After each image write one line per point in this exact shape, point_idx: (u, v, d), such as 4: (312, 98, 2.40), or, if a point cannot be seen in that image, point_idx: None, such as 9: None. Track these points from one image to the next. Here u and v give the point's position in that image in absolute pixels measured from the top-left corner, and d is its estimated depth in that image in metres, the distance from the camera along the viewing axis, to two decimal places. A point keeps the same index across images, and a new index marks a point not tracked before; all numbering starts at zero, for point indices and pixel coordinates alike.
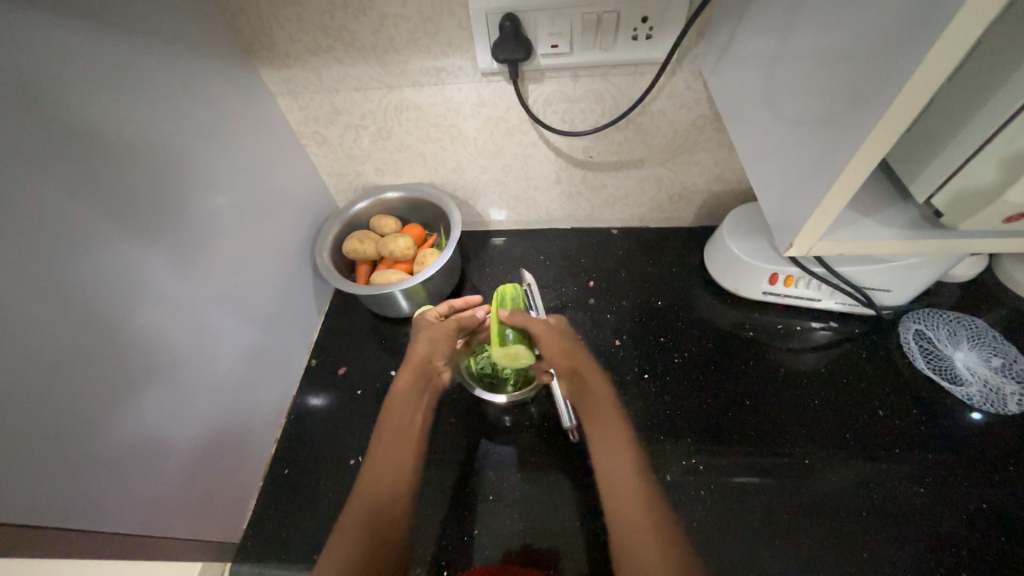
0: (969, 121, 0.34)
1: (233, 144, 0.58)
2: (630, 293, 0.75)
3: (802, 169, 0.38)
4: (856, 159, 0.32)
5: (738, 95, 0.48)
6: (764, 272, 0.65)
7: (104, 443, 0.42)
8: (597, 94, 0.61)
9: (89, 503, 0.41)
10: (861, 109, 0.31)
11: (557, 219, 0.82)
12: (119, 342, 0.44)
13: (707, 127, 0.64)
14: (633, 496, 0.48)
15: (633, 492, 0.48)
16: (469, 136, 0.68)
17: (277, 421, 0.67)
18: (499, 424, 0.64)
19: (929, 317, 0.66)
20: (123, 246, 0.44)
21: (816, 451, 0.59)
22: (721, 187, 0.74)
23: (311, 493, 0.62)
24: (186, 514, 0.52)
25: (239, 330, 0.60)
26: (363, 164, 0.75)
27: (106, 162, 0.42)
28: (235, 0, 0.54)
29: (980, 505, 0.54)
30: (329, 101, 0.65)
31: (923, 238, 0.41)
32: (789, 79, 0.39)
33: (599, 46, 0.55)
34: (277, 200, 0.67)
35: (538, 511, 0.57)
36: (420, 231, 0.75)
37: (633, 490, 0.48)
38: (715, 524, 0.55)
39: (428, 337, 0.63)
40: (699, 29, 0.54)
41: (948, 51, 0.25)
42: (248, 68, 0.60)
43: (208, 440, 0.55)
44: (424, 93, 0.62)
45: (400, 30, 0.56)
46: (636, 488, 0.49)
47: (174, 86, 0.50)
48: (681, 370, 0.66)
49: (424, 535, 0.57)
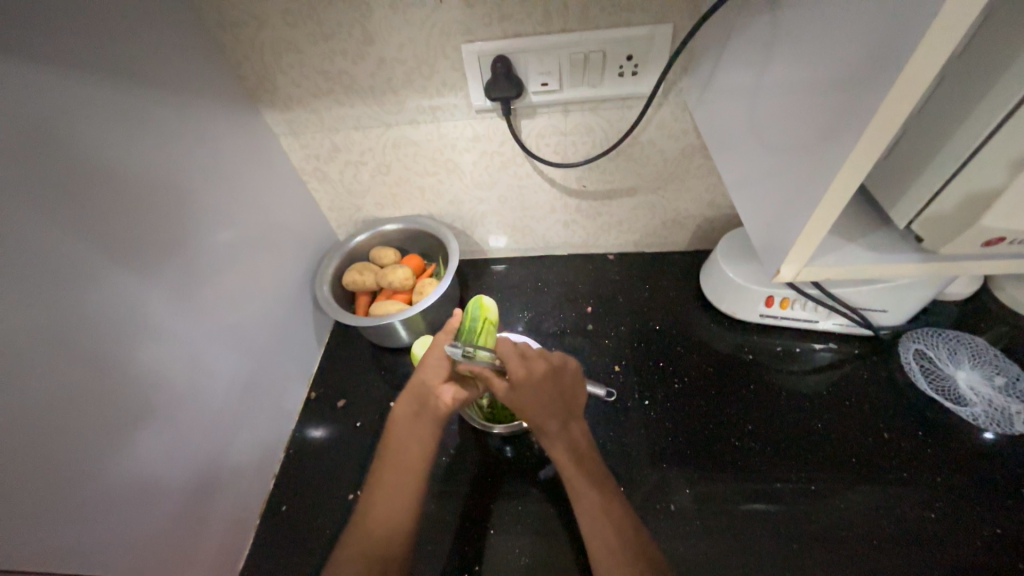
0: (942, 150, 0.36)
1: (235, 181, 0.60)
2: (628, 318, 0.76)
3: (784, 197, 0.39)
4: (833, 190, 0.33)
5: (722, 126, 0.50)
6: (760, 295, 0.65)
7: (104, 482, 0.42)
8: (588, 127, 0.63)
9: (84, 543, 0.41)
10: (835, 142, 0.32)
11: (554, 246, 0.84)
12: (121, 379, 0.44)
13: (695, 155, 0.66)
14: (597, 522, 0.47)
15: (601, 518, 0.48)
16: (465, 168, 0.70)
17: (277, 455, 0.67)
18: (500, 454, 0.64)
19: (928, 337, 0.66)
20: (129, 284, 0.45)
21: (822, 476, 0.57)
22: (713, 212, 0.75)
23: (309, 529, 0.61)
24: (182, 556, 0.51)
25: (240, 363, 0.61)
26: (363, 198, 0.76)
27: (114, 206, 0.44)
28: (241, 50, 0.57)
29: (996, 531, 0.52)
30: (330, 139, 0.67)
31: (909, 261, 0.41)
32: (768, 112, 0.41)
33: (588, 82, 0.57)
34: (278, 236, 0.69)
35: (541, 545, 0.56)
36: (419, 261, 0.76)
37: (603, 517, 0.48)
38: (722, 555, 0.53)
39: (432, 357, 0.57)
40: (683, 64, 0.56)
41: (909, 89, 0.27)
42: (253, 112, 0.63)
43: (208, 475, 0.55)
44: (421, 130, 0.65)
45: (397, 72, 0.58)
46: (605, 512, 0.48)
47: (179, 129, 0.52)
48: (682, 395, 0.66)
49: (425, 573, 0.55)
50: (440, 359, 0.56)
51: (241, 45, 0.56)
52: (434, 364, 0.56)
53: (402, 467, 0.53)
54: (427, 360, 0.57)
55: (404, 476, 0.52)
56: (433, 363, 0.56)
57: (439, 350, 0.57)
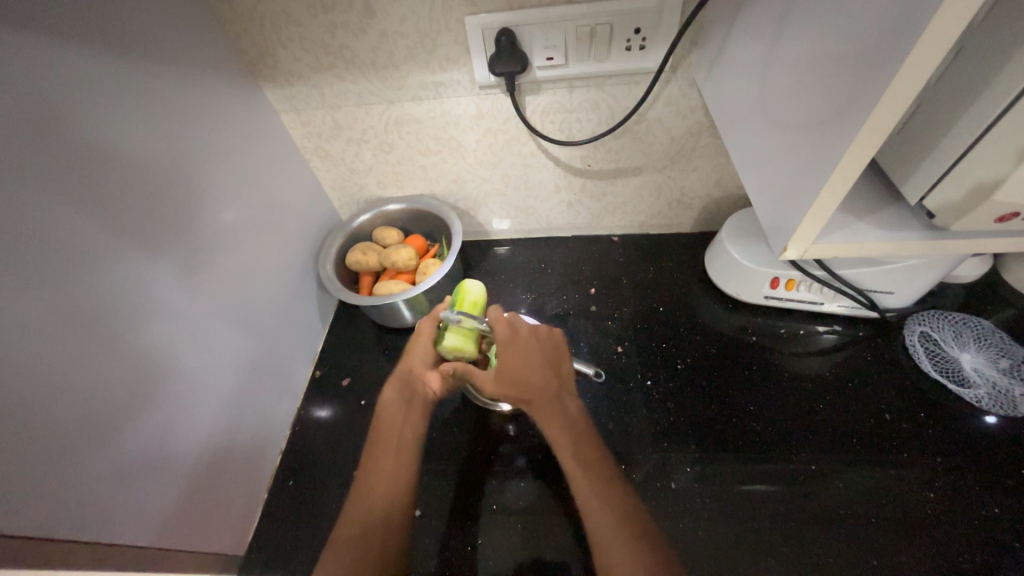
0: (957, 123, 0.35)
1: (237, 159, 0.60)
2: (632, 299, 0.76)
3: (794, 174, 0.38)
4: (842, 165, 0.32)
5: (731, 102, 0.49)
6: (765, 276, 0.65)
7: (111, 457, 0.43)
8: (594, 104, 0.62)
9: (92, 514, 0.42)
10: (847, 116, 0.31)
11: (558, 227, 0.83)
12: (125, 356, 0.45)
13: (703, 133, 0.65)
14: (593, 497, 0.48)
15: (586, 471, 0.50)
16: (468, 147, 0.69)
17: (283, 433, 0.68)
18: (502, 433, 0.64)
19: (935, 319, 0.65)
20: (133, 263, 0.46)
21: (823, 457, 0.58)
22: (719, 192, 0.74)
23: (316, 503, 0.62)
24: (189, 528, 0.53)
25: (244, 342, 0.61)
26: (365, 177, 0.76)
27: (116, 184, 0.44)
28: (240, 23, 0.56)
29: (993, 511, 0.53)
30: (332, 116, 0.66)
31: (917, 240, 0.41)
32: (780, 85, 0.40)
33: (594, 57, 0.56)
34: (281, 215, 0.68)
35: (542, 523, 0.57)
36: (423, 241, 0.76)
37: (602, 492, 0.48)
38: (720, 532, 0.54)
39: (419, 345, 0.59)
40: (692, 37, 0.55)
41: (924, 58, 0.26)
42: (253, 88, 0.62)
43: (213, 451, 0.56)
44: (424, 107, 0.64)
45: (400, 47, 0.57)
46: (600, 489, 0.48)
47: (180, 106, 0.51)
48: (684, 376, 0.66)
49: (429, 546, 0.57)
50: (426, 346, 0.59)
51: (241, 18, 0.55)
52: (422, 349, 0.59)
53: (394, 453, 0.54)
54: (415, 347, 0.59)
55: (395, 457, 0.54)
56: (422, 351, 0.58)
57: (424, 337, 0.59)
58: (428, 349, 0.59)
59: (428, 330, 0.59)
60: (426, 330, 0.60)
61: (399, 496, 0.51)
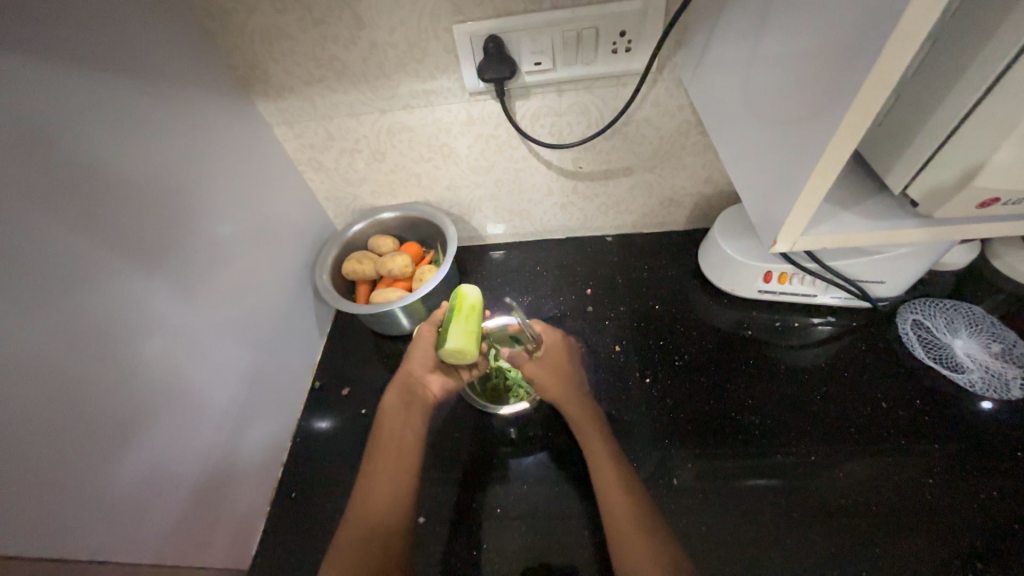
0: (936, 113, 0.36)
1: (230, 172, 0.60)
2: (628, 299, 0.76)
3: (781, 168, 0.39)
4: (827, 157, 0.33)
5: (717, 100, 0.50)
6: (758, 270, 0.65)
7: (113, 473, 0.43)
8: (583, 107, 0.63)
9: (95, 532, 0.41)
10: (829, 109, 0.32)
11: (552, 229, 0.84)
12: (125, 371, 0.45)
13: (691, 132, 0.66)
14: (613, 487, 0.51)
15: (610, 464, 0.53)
16: (460, 153, 0.70)
17: (284, 444, 0.68)
18: (503, 436, 0.64)
19: (926, 306, 0.67)
20: (131, 278, 0.46)
21: (822, 448, 0.58)
22: (710, 189, 0.75)
23: (319, 514, 0.62)
24: (193, 543, 0.52)
25: (244, 355, 0.61)
26: (358, 186, 0.76)
27: (112, 200, 0.44)
28: (230, 38, 0.57)
29: (992, 495, 0.53)
30: (324, 127, 0.67)
31: (904, 228, 0.42)
32: (764, 82, 0.40)
33: (582, 60, 0.57)
34: (276, 227, 0.69)
35: (547, 525, 0.57)
36: (418, 248, 0.76)
37: (622, 481, 0.52)
38: (724, 527, 0.54)
39: (417, 350, 0.62)
40: (677, 38, 0.55)
41: (900, 50, 0.27)
42: (245, 102, 0.62)
43: (216, 465, 0.56)
44: (415, 115, 0.64)
45: (389, 57, 0.58)
46: (621, 479, 0.52)
47: (173, 121, 0.52)
48: (682, 372, 0.67)
49: (434, 553, 0.56)
50: (426, 351, 0.61)
51: (230, 33, 0.56)
52: (422, 353, 0.61)
53: (395, 455, 0.55)
54: (415, 353, 0.61)
55: (397, 458, 0.54)
56: (421, 355, 0.61)
57: (423, 342, 0.61)
58: (428, 353, 0.61)
59: (426, 336, 0.61)
60: (426, 335, 0.62)
61: (401, 498, 0.52)
